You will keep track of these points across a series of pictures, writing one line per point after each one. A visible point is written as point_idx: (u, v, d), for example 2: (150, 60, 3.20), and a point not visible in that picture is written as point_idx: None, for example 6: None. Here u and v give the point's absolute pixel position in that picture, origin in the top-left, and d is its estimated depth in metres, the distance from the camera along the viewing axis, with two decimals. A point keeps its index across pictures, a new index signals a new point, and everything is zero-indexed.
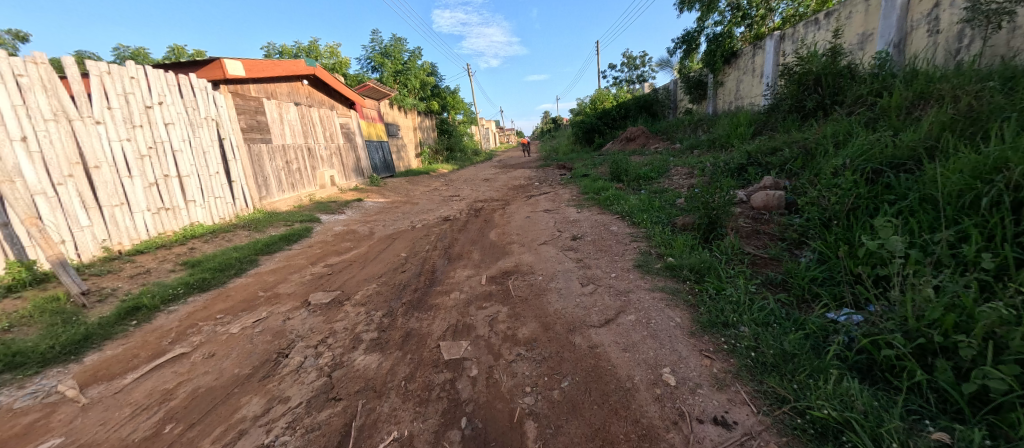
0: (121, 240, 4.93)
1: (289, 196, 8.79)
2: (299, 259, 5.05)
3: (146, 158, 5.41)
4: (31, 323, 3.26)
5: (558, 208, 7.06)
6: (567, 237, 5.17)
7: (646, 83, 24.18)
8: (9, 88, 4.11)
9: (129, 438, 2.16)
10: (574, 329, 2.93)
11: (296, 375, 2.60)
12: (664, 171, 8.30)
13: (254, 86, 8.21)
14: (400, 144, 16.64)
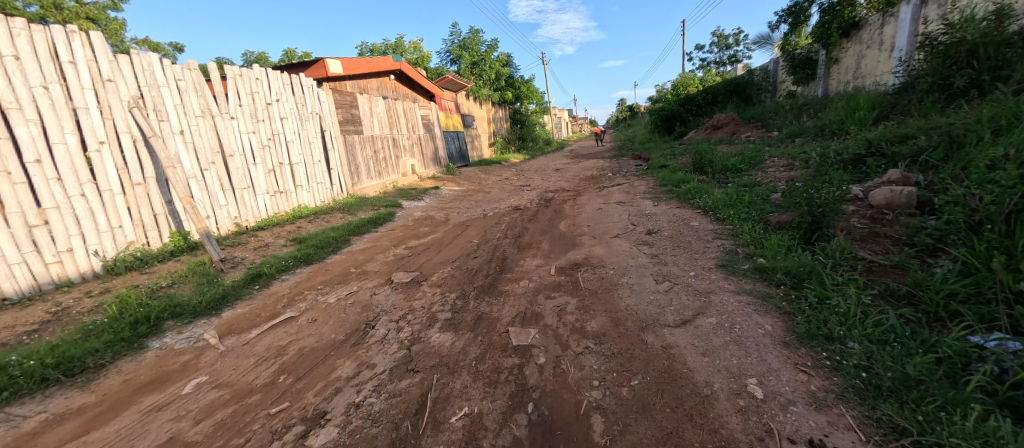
0: (248, 218, 5.70)
1: (376, 183, 9.49)
2: (383, 241, 5.43)
3: (266, 148, 6.16)
4: (185, 282, 3.92)
5: (632, 200, 6.77)
6: (641, 231, 4.94)
7: (739, 64, 22.01)
8: (172, 90, 4.92)
9: (252, 383, 2.50)
10: (646, 326, 2.79)
11: (380, 346, 2.81)
12: (756, 162, 7.54)
13: (350, 83, 8.93)
14: (474, 134, 17.10)
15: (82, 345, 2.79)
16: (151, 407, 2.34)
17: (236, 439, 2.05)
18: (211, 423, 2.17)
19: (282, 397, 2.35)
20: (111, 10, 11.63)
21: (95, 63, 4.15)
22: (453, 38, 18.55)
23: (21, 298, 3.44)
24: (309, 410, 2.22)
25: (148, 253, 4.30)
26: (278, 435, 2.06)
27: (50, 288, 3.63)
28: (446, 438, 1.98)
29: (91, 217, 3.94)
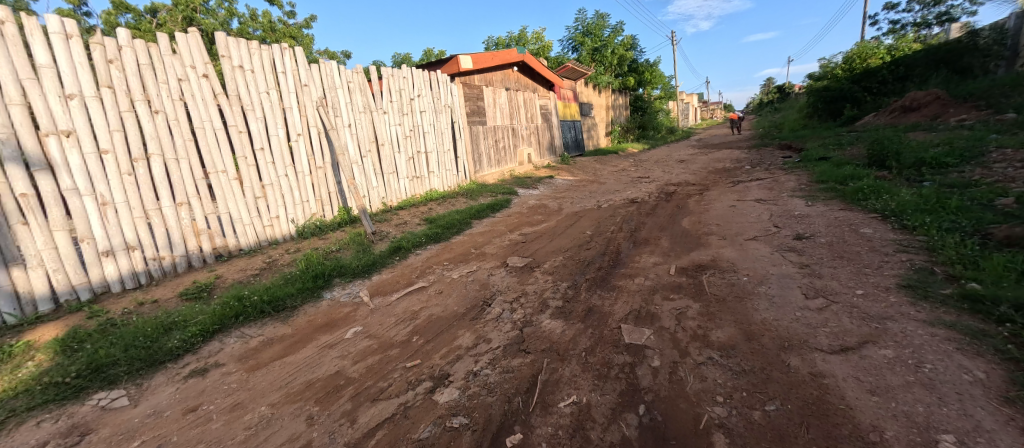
0: (391, 198, 6.55)
1: (495, 171, 9.97)
2: (500, 226, 5.71)
3: (408, 138, 6.95)
4: (347, 248, 4.70)
5: (776, 198, 5.85)
6: (786, 235, 4.24)
7: (950, 26, 17.06)
8: (346, 91, 5.84)
9: (393, 338, 2.89)
10: (788, 347, 2.40)
11: (496, 323, 2.98)
12: (970, 155, 5.80)
13: (479, 77, 9.41)
14: (592, 122, 16.70)
15: (281, 289, 3.57)
16: (323, 344, 2.88)
17: (381, 382, 2.39)
18: (364, 365, 2.58)
19: (416, 354, 2.66)
20: (303, 28, 14.30)
21: (297, 71, 5.16)
22: (576, 25, 18.29)
23: (249, 249, 4.55)
24: (436, 369, 2.48)
25: (323, 223, 5.28)
26: (411, 386, 2.34)
27: (264, 244, 4.72)
28: (554, 421, 2.01)
29: (290, 192, 4.99)
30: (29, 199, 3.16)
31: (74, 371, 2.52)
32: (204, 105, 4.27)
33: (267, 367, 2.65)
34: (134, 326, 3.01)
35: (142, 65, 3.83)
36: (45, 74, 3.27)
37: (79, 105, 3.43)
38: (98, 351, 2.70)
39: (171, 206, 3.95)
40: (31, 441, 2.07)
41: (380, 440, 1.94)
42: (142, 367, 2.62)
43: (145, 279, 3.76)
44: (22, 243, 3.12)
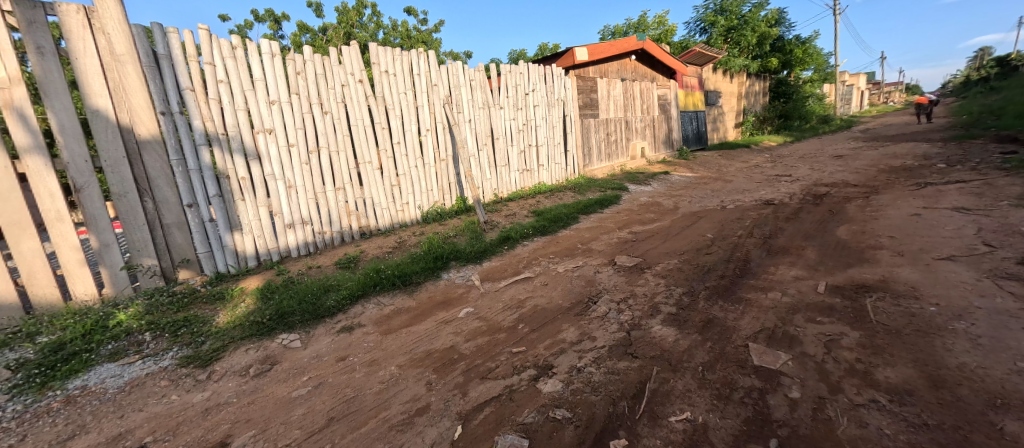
0: (502, 190, 6.83)
1: (605, 165, 9.63)
2: (608, 222, 5.49)
3: (521, 132, 7.09)
4: (462, 234, 5.04)
5: (985, 207, 4.49)
6: (1001, 257, 3.23)
7: None
8: (469, 88, 6.17)
9: (501, 323, 3.00)
10: (999, 405, 1.83)
11: (601, 322, 2.88)
12: None
13: (594, 69, 9.10)
14: (719, 112, 15.01)
15: (408, 266, 3.99)
16: (441, 320, 3.14)
17: (490, 362, 2.51)
18: (475, 344, 2.74)
19: (521, 341, 2.73)
20: (434, 32, 15.59)
21: (429, 73, 5.63)
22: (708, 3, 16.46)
23: (385, 230, 5.22)
24: (540, 359, 2.49)
25: (443, 210, 5.80)
26: (516, 371, 2.39)
27: (397, 226, 5.36)
28: (664, 435, 1.85)
29: (419, 182, 5.56)
30: (246, 182, 4.09)
31: (268, 314, 3.22)
32: (360, 105, 4.94)
33: (396, 332, 3.00)
34: (303, 285, 3.69)
35: (318, 74, 4.56)
36: (258, 85, 4.14)
37: (278, 109, 4.28)
38: (280, 302, 3.38)
39: (333, 191, 4.72)
40: (242, 362, 2.71)
41: (487, 416, 2.03)
42: (311, 319, 3.21)
43: (314, 249, 4.60)
44: (241, 214, 4.07)
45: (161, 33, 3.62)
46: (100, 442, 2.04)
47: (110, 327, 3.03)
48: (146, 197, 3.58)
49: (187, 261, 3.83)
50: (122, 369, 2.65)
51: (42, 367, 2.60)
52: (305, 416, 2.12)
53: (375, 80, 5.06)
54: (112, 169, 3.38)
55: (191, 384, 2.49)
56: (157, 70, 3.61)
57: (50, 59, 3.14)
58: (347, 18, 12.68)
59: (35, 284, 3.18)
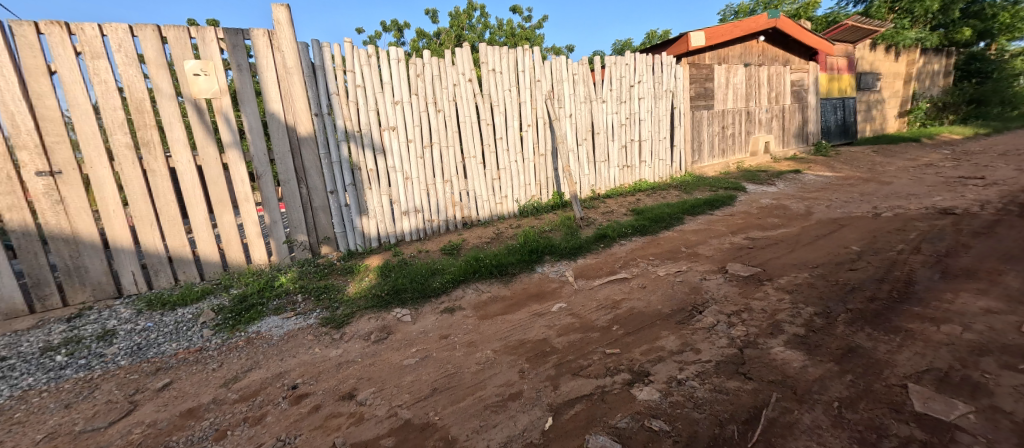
0: (601, 186, 6.65)
1: (719, 162, 8.73)
2: (719, 226, 4.99)
3: (624, 127, 6.74)
4: (557, 230, 5.05)
5: None
6: None
7: None
8: (572, 83, 6.04)
9: (594, 322, 2.89)
10: None
11: (710, 333, 2.53)
12: None
13: (711, 54, 8.31)
14: (874, 99, 12.54)
15: (505, 256, 4.14)
16: (534, 312, 3.19)
17: (581, 360, 2.40)
18: (567, 340, 2.68)
19: (615, 343, 2.55)
20: (536, 29, 15.70)
21: (533, 69, 5.65)
22: None
23: (485, 221, 5.50)
24: (636, 364, 2.27)
25: (539, 204, 5.88)
26: (609, 373, 2.23)
27: (496, 218, 5.61)
28: None
29: (518, 176, 5.71)
30: (374, 173, 4.63)
31: (385, 289, 3.65)
32: (468, 103, 5.19)
33: (493, 319, 3.14)
34: (415, 266, 4.08)
35: (434, 75, 4.90)
36: (386, 88, 4.62)
37: (401, 108, 4.73)
38: (396, 280, 3.79)
39: (443, 183, 5.10)
40: (365, 329, 3.12)
41: (578, 414, 1.93)
42: (420, 298, 3.54)
43: (424, 234, 5.06)
44: (368, 201, 4.64)
45: (316, 47, 4.23)
46: (266, 377, 2.53)
47: (275, 287, 3.74)
48: (301, 184, 4.29)
49: (328, 239, 4.50)
50: (283, 322, 3.26)
51: (233, 313, 3.35)
52: (413, 384, 2.35)
53: (483, 79, 5.25)
54: (280, 160, 4.12)
55: (329, 341, 2.96)
56: (313, 77, 4.26)
57: (243, 73, 3.92)
58: (459, 22, 13.52)
59: (230, 249, 4.05)
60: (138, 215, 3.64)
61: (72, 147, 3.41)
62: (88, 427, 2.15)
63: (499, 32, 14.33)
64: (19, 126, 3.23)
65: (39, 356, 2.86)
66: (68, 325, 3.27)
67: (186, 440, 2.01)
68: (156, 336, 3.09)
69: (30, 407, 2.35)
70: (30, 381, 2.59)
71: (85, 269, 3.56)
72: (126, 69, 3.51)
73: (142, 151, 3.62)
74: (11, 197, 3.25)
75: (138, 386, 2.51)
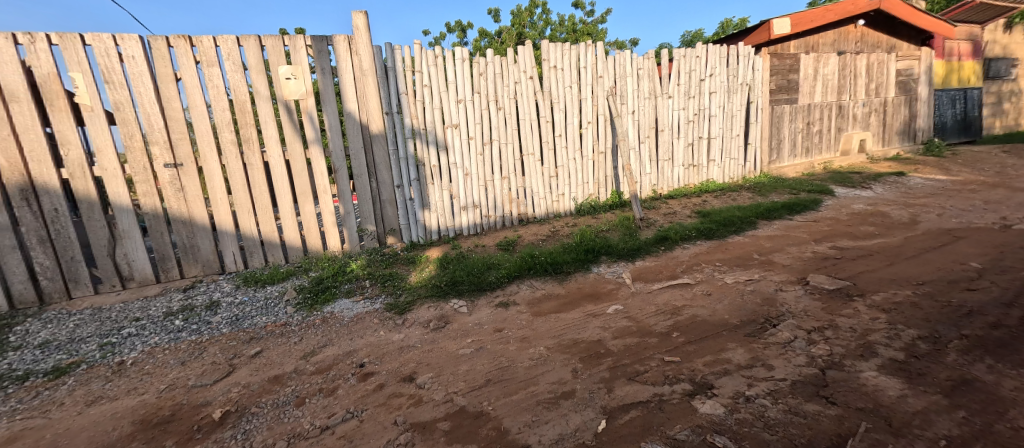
0: (663, 186, 6.35)
1: (801, 162, 7.95)
2: (798, 232, 4.56)
3: (691, 123, 6.36)
4: (615, 230, 4.91)
5: None
6: None
7: None
8: (635, 78, 5.80)
9: (653, 328, 2.77)
10: None
11: (786, 349, 2.33)
12: None
13: (797, 42, 7.68)
14: (1005, 89, 10.69)
15: (561, 254, 4.11)
16: (589, 312, 3.14)
17: (638, 365, 2.32)
18: (623, 343, 2.61)
19: (675, 351, 2.44)
20: (599, 24, 15.25)
21: (595, 65, 5.50)
22: None
23: (541, 218, 5.49)
24: (698, 375, 2.15)
25: (597, 203, 5.76)
26: (668, 382, 2.13)
27: (552, 216, 5.58)
28: None
29: (576, 174, 5.63)
30: (437, 169, 4.81)
31: (443, 280, 3.78)
32: (528, 100, 5.18)
33: (546, 316, 3.13)
34: (471, 260, 4.19)
35: (496, 73, 4.96)
36: (451, 87, 4.76)
37: (464, 107, 4.85)
38: (453, 272, 3.92)
39: (501, 179, 5.17)
40: (425, 316, 3.26)
41: (633, 420, 1.87)
42: (475, 290, 3.62)
43: (482, 229, 5.17)
44: (431, 196, 4.83)
45: (388, 49, 4.46)
46: (338, 353, 2.74)
47: (346, 272, 4.03)
48: (371, 178, 4.57)
49: (393, 230, 4.76)
50: (354, 305, 3.51)
51: (311, 293, 3.68)
52: (468, 373, 2.42)
53: (544, 76, 5.22)
54: (354, 156, 4.42)
55: (392, 325, 3.14)
56: (385, 78, 4.49)
57: (325, 75, 4.24)
58: (520, 20, 13.54)
59: (310, 236, 4.43)
60: (238, 203, 4.11)
61: (190, 144, 3.93)
62: (198, 382, 2.48)
63: (562, 28, 14.17)
64: (153, 125, 3.78)
65: (162, 320, 3.36)
66: (183, 295, 3.79)
67: (272, 403, 2.24)
68: (249, 309, 3.48)
69: (156, 363, 2.76)
70: (154, 340, 3.04)
71: (197, 247, 4.09)
72: (233, 75, 3.95)
73: (243, 147, 4.07)
74: (146, 184, 3.82)
75: (235, 351, 2.84)
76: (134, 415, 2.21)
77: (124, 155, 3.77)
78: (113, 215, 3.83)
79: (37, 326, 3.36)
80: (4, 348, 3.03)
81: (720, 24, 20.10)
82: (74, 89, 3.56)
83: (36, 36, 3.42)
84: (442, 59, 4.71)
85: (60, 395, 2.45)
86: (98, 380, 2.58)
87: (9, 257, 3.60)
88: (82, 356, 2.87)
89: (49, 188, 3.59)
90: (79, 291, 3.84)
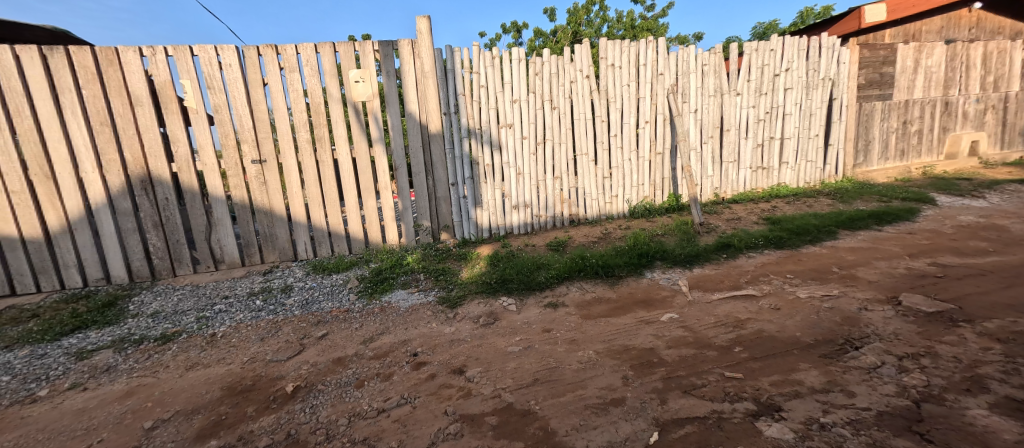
0: (727, 190, 5.97)
1: (893, 166, 7.10)
2: (889, 245, 4.07)
3: (762, 123, 5.91)
4: (672, 235, 4.70)
5: None
6: None
7: None
8: (699, 75, 5.48)
9: (712, 340, 2.61)
10: None
11: (870, 375, 2.10)
12: None
13: (893, 29, 6.80)
14: None
15: (612, 258, 4.00)
16: (642, 319, 3.03)
17: (695, 378, 2.20)
18: (678, 354, 2.48)
19: (737, 366, 2.28)
20: (660, 18, 14.55)
21: (655, 62, 5.27)
22: None
23: (593, 219, 5.39)
24: (764, 395, 2.00)
25: (653, 206, 5.54)
26: (729, 399, 2.00)
27: (604, 217, 5.46)
28: None
29: (632, 175, 5.45)
30: (490, 168, 4.89)
31: (493, 278, 3.84)
32: (584, 100, 5.10)
33: (596, 320, 3.07)
34: (521, 258, 4.20)
35: (553, 73, 4.93)
36: (507, 87, 4.80)
37: (519, 107, 4.87)
38: (503, 270, 3.96)
39: (553, 180, 5.14)
40: (475, 312, 3.33)
41: (688, 435, 1.77)
42: (525, 289, 3.64)
43: (532, 229, 5.18)
44: (484, 194, 4.92)
45: (448, 52, 4.57)
46: (394, 341, 2.88)
47: (403, 265, 4.22)
48: (428, 176, 4.74)
49: (447, 226, 4.89)
50: (408, 296, 3.66)
51: (371, 283, 3.90)
52: (516, 370, 2.44)
53: (601, 75, 5.10)
54: (413, 154, 4.61)
55: (444, 318, 3.24)
56: (444, 79, 4.62)
57: (390, 78, 4.45)
58: (576, 18, 13.31)
59: (372, 229, 4.69)
60: (311, 196, 4.44)
61: (273, 142, 4.31)
62: (274, 358, 2.72)
63: (621, 24, 13.75)
64: (243, 125, 4.20)
65: (246, 299, 3.73)
66: (263, 278, 4.18)
67: (336, 382, 2.40)
68: (317, 294, 3.76)
69: (240, 337, 3.06)
70: (239, 317, 3.38)
71: (275, 236, 4.48)
72: (310, 79, 4.28)
73: (316, 145, 4.39)
74: (237, 178, 4.26)
75: (305, 332, 3.08)
76: (222, 382, 2.47)
77: (221, 151, 4.22)
78: (210, 204, 4.30)
79: (149, 298, 3.88)
80: (125, 314, 3.54)
81: (798, 15, 18.50)
82: (184, 95, 4.04)
83: (156, 48, 3.93)
84: (499, 60, 4.76)
85: (166, 359, 2.81)
86: (195, 348, 2.93)
87: (130, 238, 4.17)
88: (182, 327, 3.27)
89: (162, 180, 4.12)
90: (182, 270, 4.36)
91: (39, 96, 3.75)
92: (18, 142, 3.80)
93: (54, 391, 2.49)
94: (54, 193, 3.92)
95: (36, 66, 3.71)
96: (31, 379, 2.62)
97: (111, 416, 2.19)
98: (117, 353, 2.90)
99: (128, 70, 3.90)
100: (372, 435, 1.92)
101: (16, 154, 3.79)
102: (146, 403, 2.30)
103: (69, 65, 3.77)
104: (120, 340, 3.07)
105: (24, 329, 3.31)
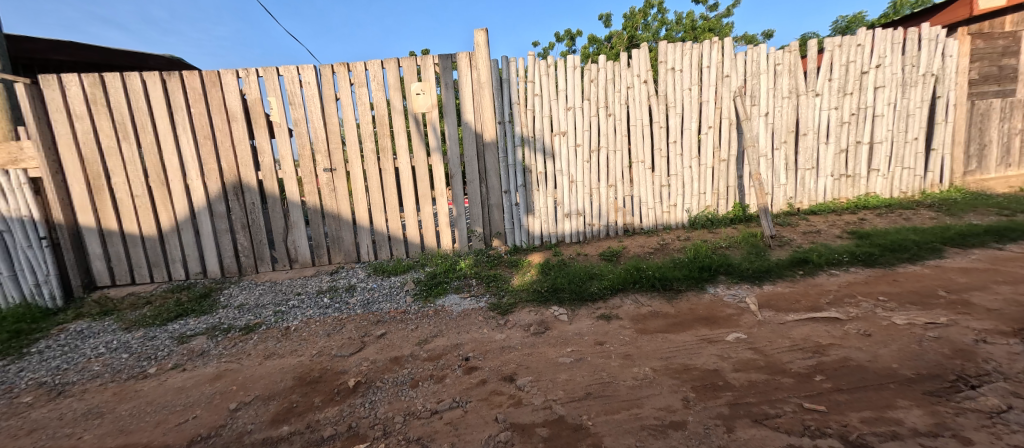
0: (803, 200, 5.45)
1: (1016, 173, 6.10)
2: (1014, 267, 3.47)
3: (846, 125, 5.34)
4: (739, 248, 4.37)
5: None
6: None
7: None
8: (770, 75, 5.08)
9: (788, 366, 2.36)
10: None
11: (992, 421, 1.78)
12: None
13: (1015, 16, 5.83)
14: None
15: (670, 270, 3.80)
16: (704, 337, 2.82)
17: (768, 407, 2.00)
18: (747, 378, 2.27)
19: (819, 397, 2.04)
20: (724, 17, 13.78)
21: (720, 64, 4.96)
22: None
23: (649, 229, 5.17)
24: (852, 433, 1.77)
25: (715, 216, 5.20)
26: (810, 433, 1.79)
27: (661, 227, 5.21)
28: None
29: (692, 182, 5.16)
30: (543, 175, 4.86)
31: (545, 286, 3.79)
32: (641, 105, 4.92)
33: (652, 335, 2.91)
34: (573, 267, 4.12)
35: (608, 79, 4.81)
36: (561, 94, 4.76)
37: (573, 114, 4.80)
38: (555, 278, 3.90)
39: (606, 187, 5.00)
40: (525, 320, 3.31)
41: None
42: (576, 299, 3.55)
43: (583, 237, 5.08)
44: (536, 201, 4.91)
45: (504, 62, 4.64)
46: (447, 344, 2.93)
47: (456, 270, 4.31)
48: (482, 184, 4.82)
49: (499, 233, 4.93)
50: (461, 300, 3.73)
51: (426, 286, 4.02)
52: (567, 382, 2.37)
53: (660, 79, 4.90)
54: (468, 163, 4.72)
55: (495, 324, 3.24)
56: (499, 88, 4.67)
57: (448, 89, 4.60)
58: (633, 22, 13.03)
59: (428, 234, 4.84)
60: (373, 202, 4.69)
61: (342, 152, 4.62)
62: (339, 353, 2.87)
63: (682, 27, 13.21)
64: (318, 136, 4.54)
65: (314, 297, 4.00)
66: (329, 277, 4.47)
67: (393, 380, 2.48)
68: (377, 295, 3.94)
69: (310, 332, 3.27)
70: (309, 313, 3.63)
71: (342, 239, 4.77)
72: (377, 93, 4.53)
73: (379, 155, 4.63)
74: (311, 184, 4.61)
75: (366, 330, 3.23)
76: (294, 372, 2.65)
77: (298, 161, 4.59)
78: (287, 208, 4.68)
79: (236, 291, 4.29)
80: (217, 305, 3.94)
81: (890, 6, 16.67)
82: (270, 111, 4.46)
83: (250, 70, 4.37)
84: (554, 68, 4.72)
85: (248, 347, 3.08)
86: (272, 340, 3.18)
87: (223, 238, 4.64)
88: (262, 319, 3.56)
89: (249, 186, 4.55)
90: (263, 267, 4.77)
91: (158, 114, 4.32)
92: (141, 153, 4.40)
93: (160, 369, 2.82)
94: (167, 197, 4.49)
95: (157, 88, 4.28)
96: (143, 358, 2.99)
97: (204, 396, 2.43)
98: (210, 339, 3.23)
99: (227, 89, 4.37)
100: (425, 435, 1.95)
101: (140, 164, 4.40)
102: (232, 386, 2.52)
103: (181, 87, 4.30)
104: (212, 328, 3.41)
105: (139, 314, 3.79)
